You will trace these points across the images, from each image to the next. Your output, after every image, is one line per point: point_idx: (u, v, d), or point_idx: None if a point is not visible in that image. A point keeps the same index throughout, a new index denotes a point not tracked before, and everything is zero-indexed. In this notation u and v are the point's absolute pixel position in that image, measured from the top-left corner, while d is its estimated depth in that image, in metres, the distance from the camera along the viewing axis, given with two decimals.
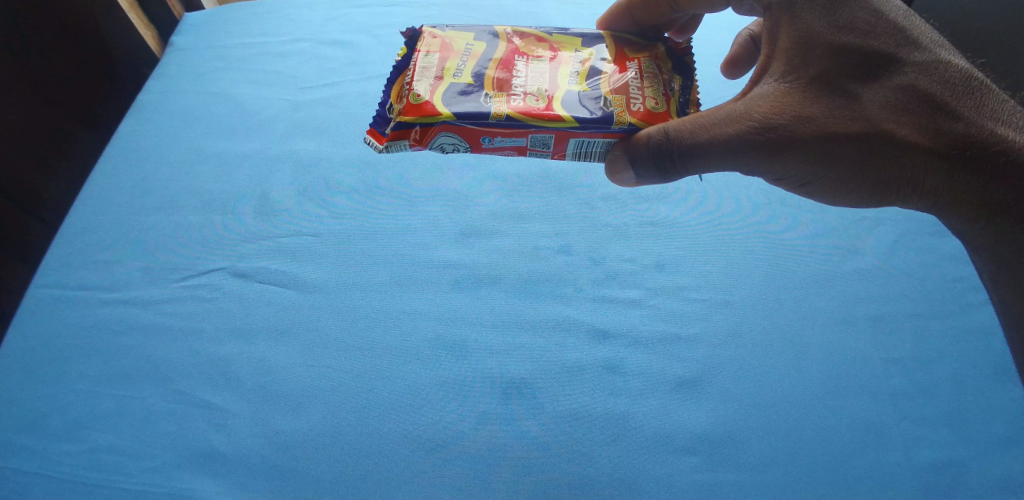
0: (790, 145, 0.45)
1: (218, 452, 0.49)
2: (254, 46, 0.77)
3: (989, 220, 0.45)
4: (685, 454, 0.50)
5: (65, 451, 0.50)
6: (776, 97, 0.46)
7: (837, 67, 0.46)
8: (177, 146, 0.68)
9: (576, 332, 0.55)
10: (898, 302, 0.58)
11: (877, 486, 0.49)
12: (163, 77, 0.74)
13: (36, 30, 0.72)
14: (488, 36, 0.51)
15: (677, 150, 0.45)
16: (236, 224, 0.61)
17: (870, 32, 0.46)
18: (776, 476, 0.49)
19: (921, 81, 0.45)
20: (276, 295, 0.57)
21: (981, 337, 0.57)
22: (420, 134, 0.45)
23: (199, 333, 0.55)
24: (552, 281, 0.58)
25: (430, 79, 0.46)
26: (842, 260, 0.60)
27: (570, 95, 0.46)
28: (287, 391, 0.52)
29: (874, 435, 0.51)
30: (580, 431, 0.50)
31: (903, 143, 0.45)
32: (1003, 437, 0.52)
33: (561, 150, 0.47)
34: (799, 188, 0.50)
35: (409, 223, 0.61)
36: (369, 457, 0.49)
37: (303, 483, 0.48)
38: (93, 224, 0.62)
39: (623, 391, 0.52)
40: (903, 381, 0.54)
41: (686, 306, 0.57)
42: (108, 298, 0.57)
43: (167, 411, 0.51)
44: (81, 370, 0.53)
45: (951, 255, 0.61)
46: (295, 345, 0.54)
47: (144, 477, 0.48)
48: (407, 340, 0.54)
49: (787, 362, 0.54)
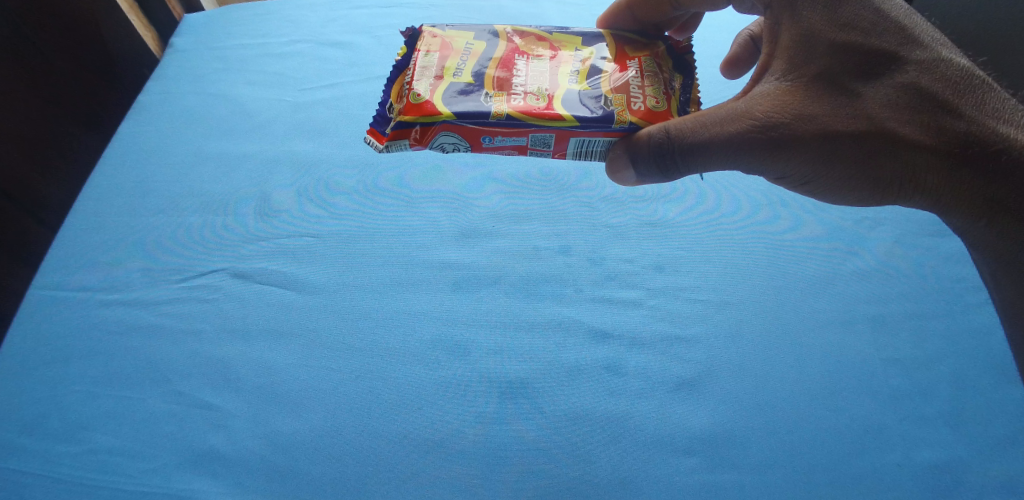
0: (791, 143, 0.45)
1: (218, 453, 0.49)
2: (254, 47, 0.78)
3: (990, 220, 0.46)
4: (686, 454, 0.49)
5: (65, 452, 0.49)
6: (777, 95, 0.46)
7: (838, 65, 0.46)
8: (178, 147, 0.68)
9: (576, 332, 0.55)
10: (896, 302, 0.58)
11: (877, 487, 0.49)
12: (164, 78, 0.74)
13: (36, 32, 0.72)
14: (488, 35, 0.51)
15: (678, 148, 0.46)
16: (236, 224, 0.61)
17: (872, 29, 0.46)
18: (777, 477, 0.49)
19: (923, 79, 0.45)
20: (276, 295, 0.57)
21: (980, 337, 0.57)
22: (420, 133, 0.46)
23: (198, 334, 0.55)
24: (552, 282, 0.58)
25: (430, 79, 0.46)
26: (842, 261, 0.60)
27: (571, 94, 0.46)
28: (287, 391, 0.51)
29: (875, 435, 0.51)
30: (580, 431, 0.50)
31: (904, 142, 0.45)
32: (1003, 437, 0.52)
33: (561, 149, 0.48)
34: (800, 187, 0.50)
35: (409, 224, 0.61)
36: (367, 458, 0.48)
37: (301, 484, 0.47)
38: (94, 224, 0.62)
39: (623, 392, 0.52)
40: (903, 382, 0.54)
41: (686, 307, 0.57)
42: (107, 298, 0.57)
43: (167, 412, 0.51)
44: (81, 370, 0.53)
45: (951, 255, 0.61)
46: (294, 345, 0.54)
47: (144, 478, 0.48)
48: (407, 340, 0.54)
49: (788, 362, 0.54)
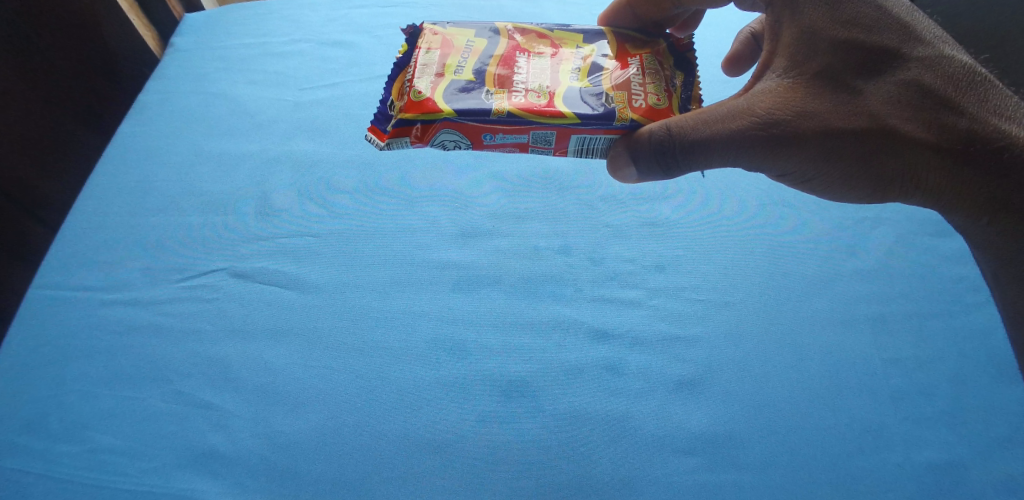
0: (792, 140, 0.45)
1: (217, 453, 0.49)
2: (255, 46, 0.77)
3: (993, 218, 0.46)
4: (687, 454, 0.49)
5: (65, 451, 0.49)
6: (779, 92, 0.46)
7: (840, 63, 0.46)
8: (179, 147, 0.68)
9: (576, 332, 0.55)
10: (897, 301, 0.58)
11: (878, 487, 0.49)
12: (164, 78, 0.74)
13: (35, 33, 0.72)
14: (488, 33, 0.51)
15: (679, 146, 0.45)
16: (236, 224, 0.61)
17: (874, 26, 0.46)
18: (778, 477, 0.49)
19: (925, 76, 0.45)
20: (276, 295, 0.57)
21: (980, 337, 0.56)
22: (421, 131, 0.46)
23: (198, 333, 0.55)
24: (552, 282, 0.58)
25: (431, 76, 0.46)
26: (842, 260, 0.60)
27: (571, 91, 0.46)
28: (286, 391, 0.51)
29: (875, 435, 0.51)
30: (580, 431, 0.50)
31: (906, 139, 0.45)
32: (1004, 437, 0.51)
33: (562, 147, 0.48)
34: (801, 185, 0.50)
35: (409, 223, 0.61)
36: (367, 459, 0.48)
37: (301, 484, 0.47)
38: (94, 224, 0.62)
39: (623, 391, 0.52)
40: (903, 381, 0.54)
41: (687, 306, 0.57)
42: (107, 298, 0.57)
43: (167, 412, 0.51)
44: (81, 370, 0.53)
45: (951, 255, 0.61)
46: (293, 345, 0.54)
47: (144, 477, 0.48)
48: (406, 340, 0.54)
49: (789, 361, 0.54)
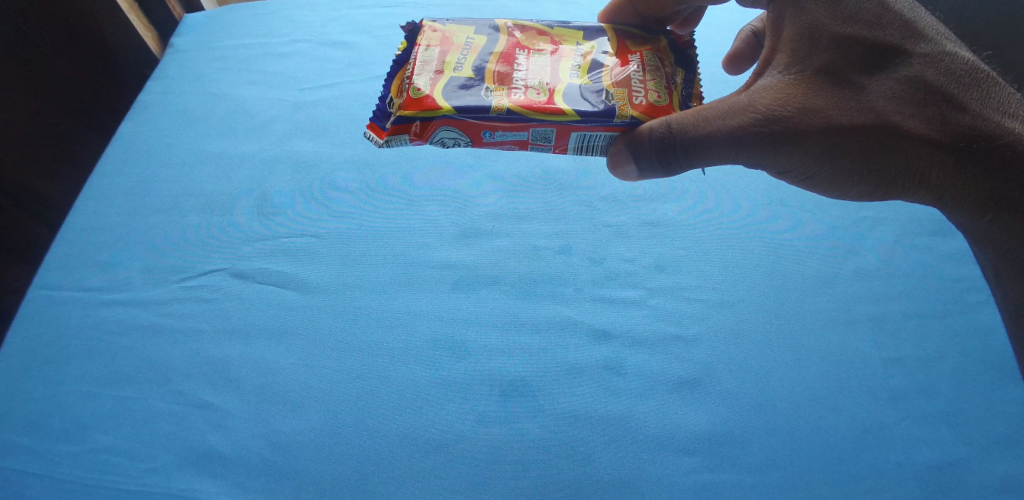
0: (794, 136, 0.45)
1: (217, 452, 0.49)
2: (255, 47, 0.77)
3: (995, 215, 0.45)
4: (686, 454, 0.49)
5: (65, 452, 0.49)
6: (780, 88, 0.46)
7: (841, 59, 0.45)
8: (179, 147, 0.67)
9: (575, 332, 0.54)
10: (898, 301, 0.57)
11: (878, 486, 0.48)
12: (163, 78, 0.74)
13: (34, 32, 0.71)
14: (488, 30, 0.50)
15: (680, 142, 0.45)
16: (236, 224, 0.61)
17: (877, 22, 0.46)
18: (778, 477, 0.48)
19: (928, 73, 0.45)
20: (274, 295, 0.56)
21: (980, 337, 0.56)
22: (421, 128, 0.45)
23: (197, 334, 0.54)
24: (551, 282, 0.57)
25: (430, 73, 0.46)
26: (843, 260, 0.60)
27: (571, 89, 0.46)
28: (285, 391, 0.51)
29: (875, 435, 0.51)
30: (581, 431, 0.49)
31: (908, 135, 0.45)
32: (1004, 437, 0.51)
33: (563, 144, 0.48)
34: (801, 182, 0.50)
35: (409, 224, 0.61)
36: (364, 459, 0.48)
37: (299, 484, 0.47)
38: (95, 224, 0.61)
39: (623, 391, 0.51)
40: (903, 381, 0.53)
41: (687, 306, 0.56)
42: (107, 299, 0.57)
43: (166, 412, 0.50)
44: (82, 371, 0.53)
45: (951, 255, 0.61)
46: (292, 346, 0.53)
47: (144, 477, 0.48)
48: (405, 340, 0.54)
49: (788, 361, 0.53)
